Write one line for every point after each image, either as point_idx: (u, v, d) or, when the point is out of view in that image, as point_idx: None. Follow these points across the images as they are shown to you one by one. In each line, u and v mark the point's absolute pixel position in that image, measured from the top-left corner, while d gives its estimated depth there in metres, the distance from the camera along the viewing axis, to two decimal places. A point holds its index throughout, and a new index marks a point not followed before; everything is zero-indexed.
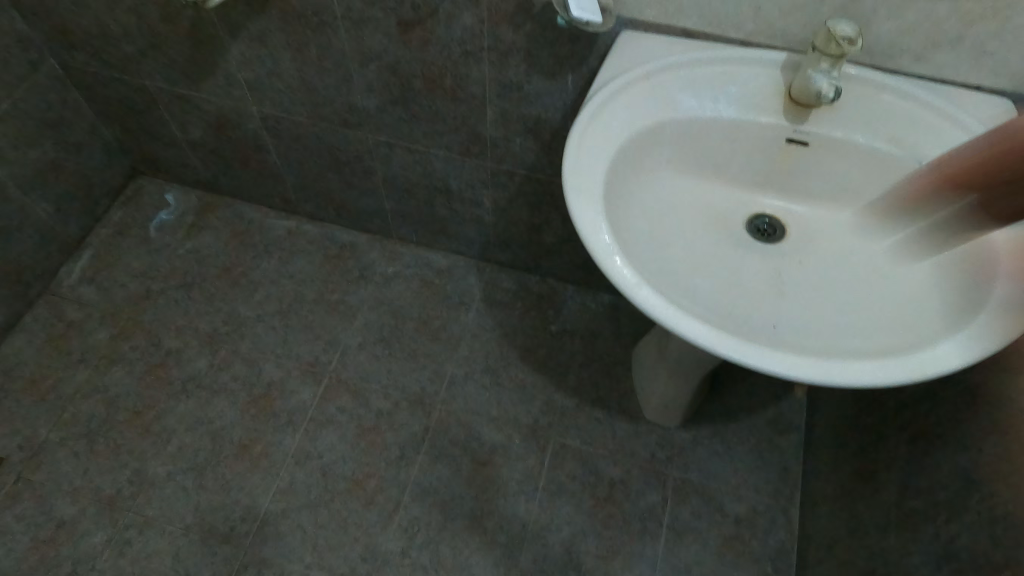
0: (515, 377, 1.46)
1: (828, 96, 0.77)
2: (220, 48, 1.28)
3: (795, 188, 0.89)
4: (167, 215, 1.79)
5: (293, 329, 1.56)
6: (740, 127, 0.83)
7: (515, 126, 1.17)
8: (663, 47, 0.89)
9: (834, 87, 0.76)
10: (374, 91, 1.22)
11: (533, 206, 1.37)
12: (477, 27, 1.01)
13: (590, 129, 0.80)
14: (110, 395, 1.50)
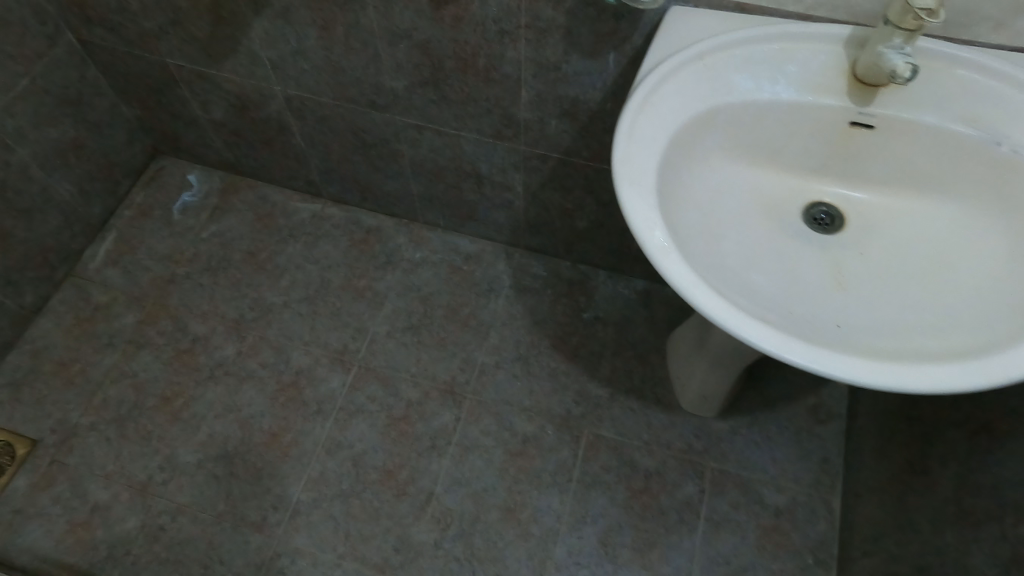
0: (547, 365, 1.43)
1: (905, 75, 0.69)
2: (242, 23, 1.22)
3: (858, 174, 0.83)
4: (191, 198, 1.74)
5: (320, 316, 1.53)
6: (800, 109, 0.77)
7: (550, 108, 1.12)
8: (715, 24, 0.83)
9: (911, 66, 0.68)
10: (404, 70, 1.17)
11: (567, 189, 1.32)
12: (514, 3, 0.95)
13: (638, 116, 0.75)
14: (139, 379, 1.48)
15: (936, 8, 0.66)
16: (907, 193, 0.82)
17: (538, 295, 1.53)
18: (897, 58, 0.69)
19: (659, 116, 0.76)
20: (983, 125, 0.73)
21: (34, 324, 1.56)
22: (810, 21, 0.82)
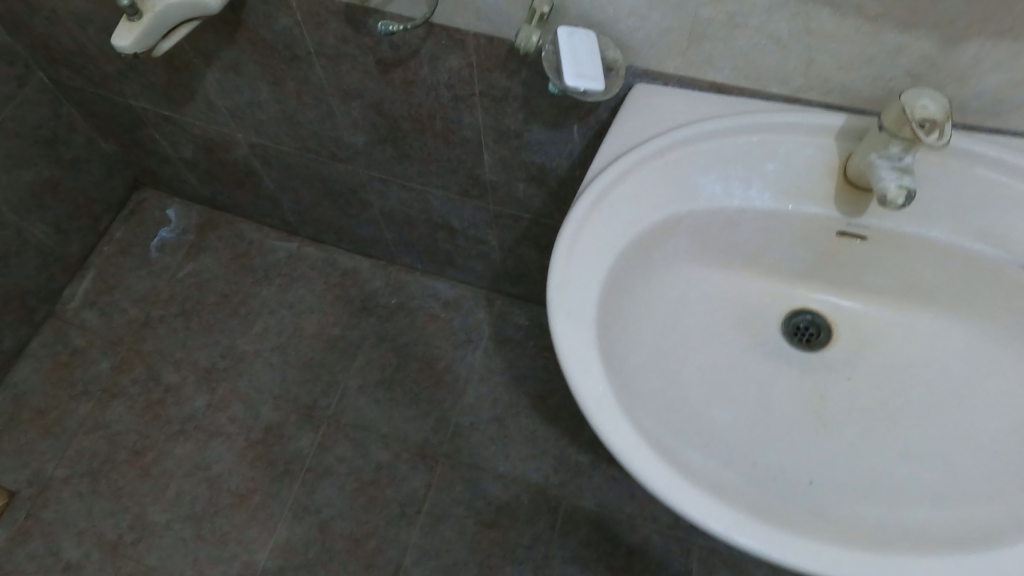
0: (525, 428, 1.35)
1: (899, 200, 0.56)
2: (193, 74, 1.13)
3: (849, 280, 0.71)
4: (168, 233, 1.65)
5: (292, 368, 1.46)
6: (778, 217, 0.66)
7: (516, 171, 1.02)
8: (683, 108, 0.72)
9: (906, 189, 0.56)
10: (362, 127, 1.08)
11: (542, 249, 1.23)
12: (465, 70, 0.85)
13: (583, 230, 0.65)
14: (112, 432, 1.41)
15: (938, 121, 0.55)
16: (908, 303, 0.70)
17: (518, 348, 1.44)
18: (888, 174, 0.58)
19: (607, 228, 0.66)
20: (1003, 240, 0.62)
21: (15, 367, 1.48)
22: (796, 104, 0.70)
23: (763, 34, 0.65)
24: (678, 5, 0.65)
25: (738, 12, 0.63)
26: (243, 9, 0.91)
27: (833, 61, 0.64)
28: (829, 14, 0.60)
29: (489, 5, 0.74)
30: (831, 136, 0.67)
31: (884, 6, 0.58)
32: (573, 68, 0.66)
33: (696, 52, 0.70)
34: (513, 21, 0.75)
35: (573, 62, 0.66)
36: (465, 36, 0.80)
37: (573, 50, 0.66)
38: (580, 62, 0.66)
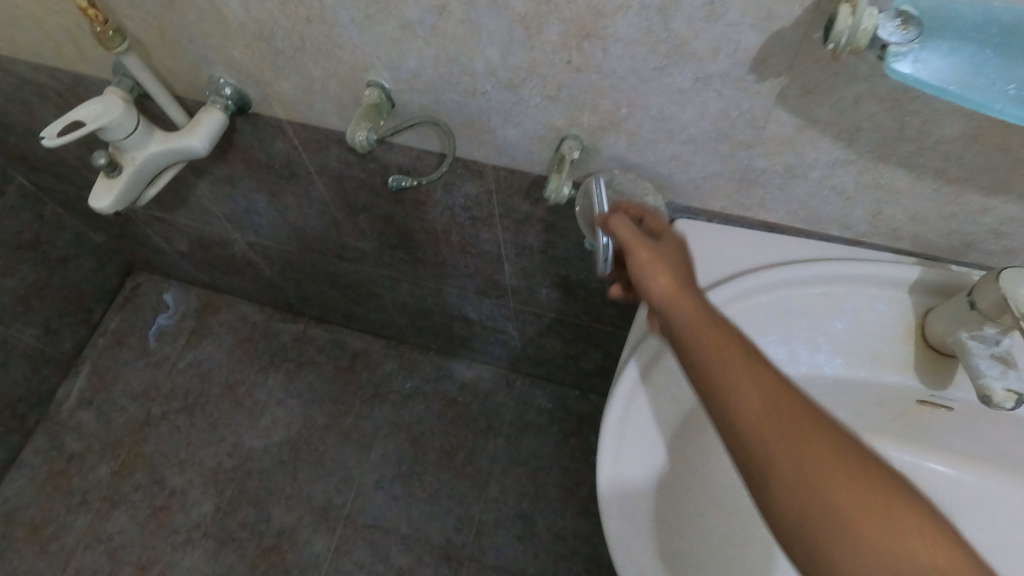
0: (553, 524, 1.28)
1: (1005, 405, 0.51)
2: (187, 184, 1.07)
3: (927, 440, 0.63)
4: (166, 319, 1.57)
5: (303, 464, 1.37)
6: (850, 384, 0.60)
7: (540, 280, 0.95)
8: (735, 249, 0.65)
9: (1014, 391, 0.51)
10: (369, 235, 1.01)
11: (568, 340, 1.13)
12: (485, 196, 0.79)
13: (634, 405, 0.59)
14: (113, 545, 1.32)
15: None
16: (999, 471, 0.61)
17: (540, 432, 1.37)
18: (989, 368, 0.52)
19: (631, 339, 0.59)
20: None
21: (8, 476, 1.39)
22: (860, 246, 0.64)
23: (826, 185, 0.57)
24: (729, 154, 0.58)
25: (796, 164, 0.56)
26: (235, 134, 0.86)
27: (902, 214, 0.58)
28: (903, 174, 0.53)
29: (510, 143, 0.68)
30: (905, 289, 0.61)
31: (967, 170, 0.51)
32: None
33: (747, 195, 0.63)
34: (538, 158, 0.68)
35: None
36: (483, 167, 0.74)
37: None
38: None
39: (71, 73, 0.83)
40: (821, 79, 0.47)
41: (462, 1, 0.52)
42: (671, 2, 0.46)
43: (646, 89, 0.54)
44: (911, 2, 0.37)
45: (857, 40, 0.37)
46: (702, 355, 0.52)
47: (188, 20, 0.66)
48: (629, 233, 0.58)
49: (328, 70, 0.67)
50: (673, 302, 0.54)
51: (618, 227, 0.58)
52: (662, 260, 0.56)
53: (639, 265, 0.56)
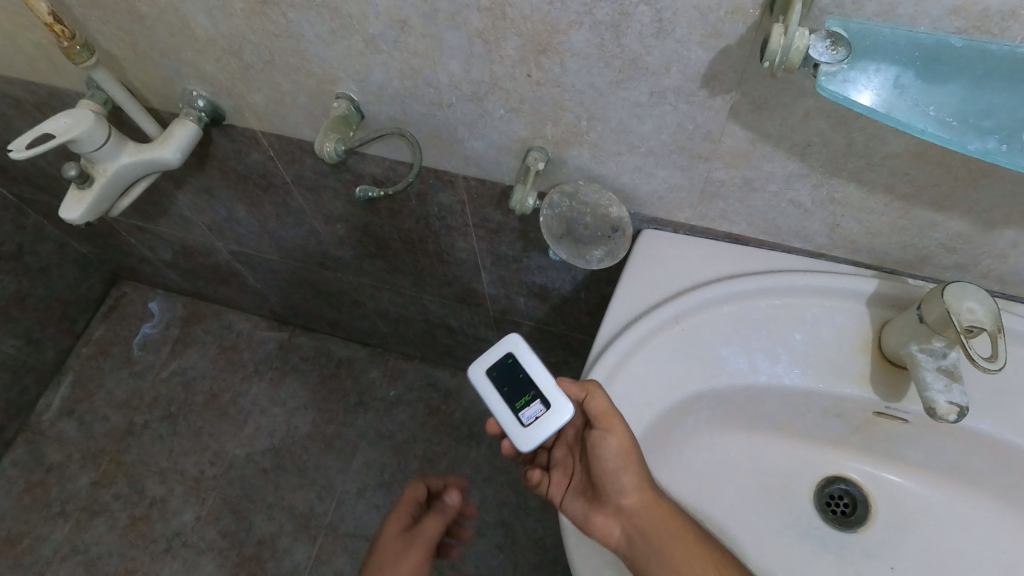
0: (534, 532, 1.28)
1: (949, 417, 0.52)
2: (167, 194, 1.07)
3: (886, 450, 0.65)
4: (151, 328, 1.57)
5: (285, 473, 1.37)
6: (809, 395, 0.61)
7: (516, 289, 0.96)
8: (698, 262, 0.66)
9: (956, 403, 0.52)
10: (347, 245, 1.02)
11: (548, 348, 1.13)
12: (457, 206, 0.80)
13: None
14: (91, 556, 1.31)
15: (987, 330, 0.49)
16: (952, 481, 0.63)
17: None
18: (934, 381, 0.53)
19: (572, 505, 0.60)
20: None
21: None
22: (822, 259, 0.64)
23: (783, 199, 0.58)
24: (689, 166, 0.59)
25: (753, 177, 0.57)
26: (211, 144, 0.87)
27: (859, 227, 0.59)
28: (855, 188, 0.54)
29: (478, 154, 0.69)
30: (862, 301, 0.62)
31: (914, 186, 0.52)
32: (534, 410, 0.57)
33: (709, 208, 0.63)
34: (506, 169, 0.69)
35: (516, 383, 0.58)
36: (454, 177, 0.74)
37: (530, 359, 0.58)
38: (513, 350, 0.58)
39: (48, 86, 0.84)
40: (769, 95, 0.48)
41: (421, 17, 0.53)
42: (622, 20, 0.47)
43: (605, 103, 0.55)
44: (842, 25, 0.40)
45: (790, 58, 0.40)
46: (659, 534, 0.58)
47: (159, 34, 0.67)
48: (609, 409, 0.56)
49: (297, 83, 0.67)
50: (641, 493, 0.58)
51: (598, 400, 0.56)
52: (636, 444, 0.58)
53: (617, 447, 0.57)
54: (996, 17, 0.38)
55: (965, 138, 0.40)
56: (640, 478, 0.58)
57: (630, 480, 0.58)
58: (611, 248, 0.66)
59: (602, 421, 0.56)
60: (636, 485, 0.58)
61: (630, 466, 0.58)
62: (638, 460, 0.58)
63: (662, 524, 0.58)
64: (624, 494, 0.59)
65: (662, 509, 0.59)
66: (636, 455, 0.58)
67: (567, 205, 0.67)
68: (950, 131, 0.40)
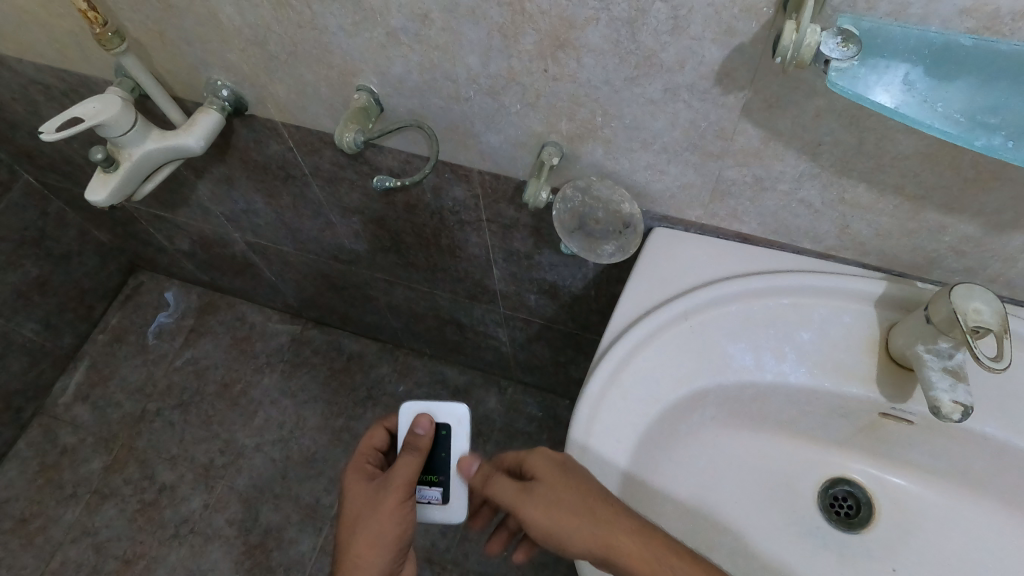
0: None
1: (953, 417, 0.52)
2: (187, 183, 1.10)
3: (891, 453, 0.65)
4: (166, 318, 1.60)
5: (293, 464, 1.39)
6: (814, 393, 0.61)
7: (527, 286, 0.97)
8: (707, 259, 0.67)
9: (961, 403, 0.52)
10: (362, 237, 1.03)
11: (557, 347, 1.14)
12: (471, 200, 0.81)
13: (602, 406, 0.60)
14: (100, 539, 1.33)
15: (993, 330, 0.49)
16: (958, 486, 0.63)
17: (529, 440, 1.37)
18: (939, 381, 0.54)
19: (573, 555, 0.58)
20: None
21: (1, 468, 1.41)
22: (831, 260, 0.65)
23: (793, 198, 0.59)
24: (701, 165, 0.59)
25: (764, 176, 0.58)
26: (232, 135, 0.89)
27: (868, 228, 0.59)
28: (865, 189, 0.55)
29: (493, 149, 0.70)
30: (871, 303, 0.62)
31: (923, 188, 0.53)
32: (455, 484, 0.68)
33: (720, 207, 0.64)
34: (520, 164, 0.70)
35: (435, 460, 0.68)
36: (469, 172, 0.76)
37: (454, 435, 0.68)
38: (452, 423, 0.68)
39: (77, 75, 0.86)
40: (781, 93, 0.49)
41: (442, 11, 0.54)
42: (638, 16, 0.48)
43: (620, 100, 0.56)
44: (853, 23, 0.42)
45: (802, 55, 0.41)
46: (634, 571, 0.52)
47: (186, 24, 0.69)
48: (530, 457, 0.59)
49: (319, 74, 0.69)
50: (589, 547, 0.53)
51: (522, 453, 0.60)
52: (558, 509, 0.55)
53: (540, 530, 0.56)
54: (1006, 19, 0.39)
55: (971, 135, 0.41)
56: (582, 532, 0.53)
57: (572, 542, 0.54)
58: (622, 243, 0.67)
59: (518, 515, 0.58)
60: (581, 541, 0.54)
61: (563, 534, 0.55)
62: (567, 521, 0.54)
63: (632, 562, 0.52)
64: (578, 553, 0.55)
65: (629, 546, 0.52)
66: (563, 519, 0.54)
67: (580, 199, 0.68)
68: (957, 128, 0.41)
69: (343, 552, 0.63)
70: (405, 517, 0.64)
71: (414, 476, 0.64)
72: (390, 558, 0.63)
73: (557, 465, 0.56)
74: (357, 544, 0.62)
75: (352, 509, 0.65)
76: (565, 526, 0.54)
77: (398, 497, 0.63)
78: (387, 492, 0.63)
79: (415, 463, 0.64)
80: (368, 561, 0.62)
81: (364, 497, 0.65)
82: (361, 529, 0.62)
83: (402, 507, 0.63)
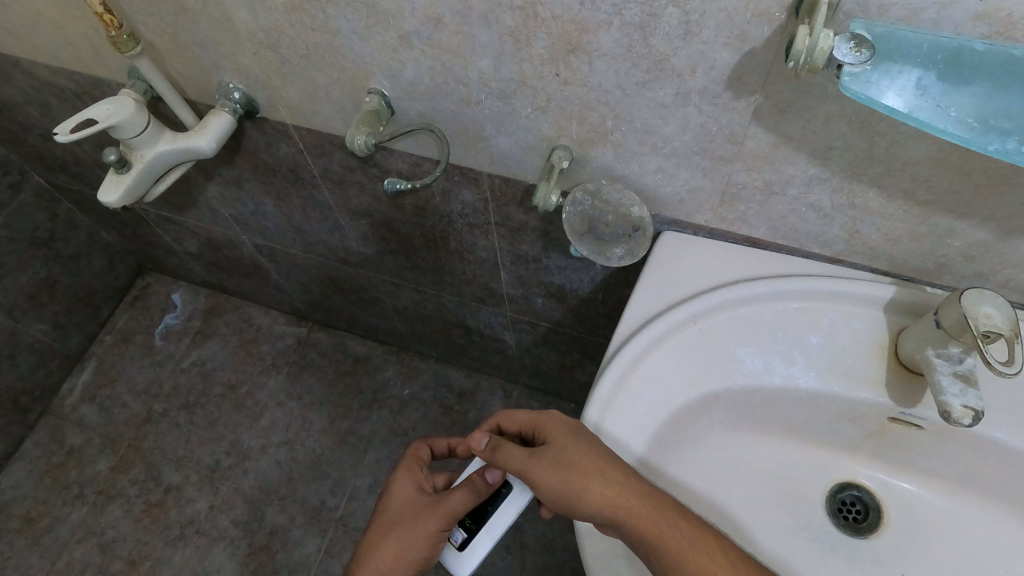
0: (542, 537, 1.24)
1: (964, 421, 0.52)
2: (197, 186, 1.10)
3: (900, 458, 0.65)
4: (173, 319, 1.60)
5: (298, 466, 1.39)
6: (823, 397, 0.61)
7: (534, 289, 0.97)
8: (716, 263, 0.67)
9: (972, 407, 0.52)
10: (370, 240, 1.04)
11: (563, 351, 1.14)
12: (480, 204, 0.81)
13: (611, 409, 0.60)
14: (105, 539, 1.33)
15: (1004, 335, 0.49)
16: (968, 492, 0.63)
17: None
18: (950, 386, 0.54)
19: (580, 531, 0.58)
20: None
21: (7, 468, 1.41)
22: (841, 265, 0.65)
23: (803, 203, 0.59)
24: (711, 169, 0.60)
25: (774, 180, 0.58)
26: (243, 137, 0.89)
27: (878, 233, 0.59)
28: (875, 194, 0.55)
29: (504, 152, 0.70)
30: (880, 308, 0.62)
31: (934, 193, 0.53)
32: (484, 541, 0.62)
33: (730, 211, 0.64)
34: (530, 167, 0.71)
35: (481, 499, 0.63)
36: (479, 175, 0.76)
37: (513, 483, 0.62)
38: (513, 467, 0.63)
39: (90, 77, 0.87)
40: (792, 98, 0.49)
41: (455, 15, 0.55)
42: (650, 20, 0.48)
43: (631, 104, 0.56)
44: (865, 28, 0.42)
45: (815, 59, 0.41)
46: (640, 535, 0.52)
47: (200, 27, 0.69)
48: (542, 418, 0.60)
49: (331, 77, 0.69)
50: (596, 506, 0.54)
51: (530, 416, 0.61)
52: (569, 467, 0.55)
53: (548, 491, 0.56)
54: (1018, 24, 0.39)
55: (984, 140, 0.41)
56: (590, 490, 0.54)
57: (580, 502, 0.54)
58: (631, 247, 0.68)
59: (526, 476, 0.58)
60: (588, 499, 0.54)
61: (571, 493, 0.55)
62: (577, 480, 0.54)
63: (638, 522, 0.52)
64: (586, 515, 0.55)
65: (635, 506, 0.53)
66: (572, 477, 0.55)
67: (590, 203, 0.68)
68: (969, 132, 0.41)
69: (373, 549, 0.66)
70: (435, 546, 0.64)
71: (457, 514, 0.63)
72: (410, 575, 0.65)
73: (567, 427, 0.57)
74: (388, 550, 0.65)
75: (395, 512, 0.67)
76: (573, 485, 0.55)
77: (434, 525, 0.63)
78: (427, 516, 0.64)
79: (463, 501, 0.62)
80: (389, 569, 0.64)
81: (409, 509, 0.66)
82: (395, 538, 0.65)
83: (435, 536, 0.63)
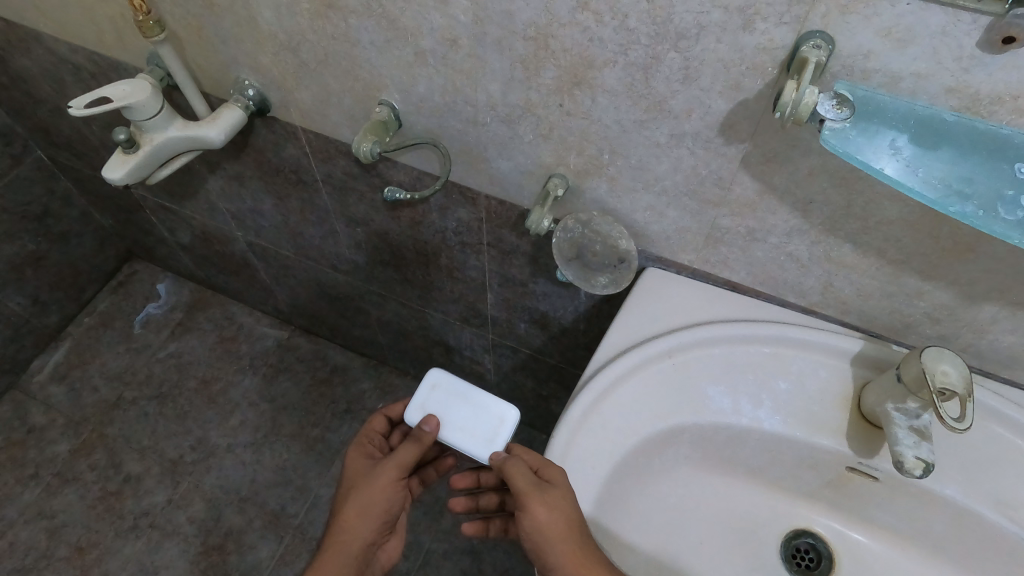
0: (499, 565, 1.23)
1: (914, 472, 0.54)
2: (198, 177, 1.12)
3: (857, 510, 0.66)
4: (155, 308, 1.60)
5: (263, 468, 1.37)
6: (786, 442, 0.63)
7: (519, 313, 0.98)
8: (697, 303, 0.69)
9: (925, 460, 0.54)
10: (363, 249, 1.05)
11: (540, 379, 1.15)
12: (475, 223, 0.84)
13: (580, 435, 0.61)
14: (55, 523, 1.30)
15: (959, 394, 0.52)
16: (920, 551, 0.64)
17: None
18: (905, 437, 0.56)
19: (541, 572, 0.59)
20: (1018, 513, 0.57)
21: None
22: (813, 316, 0.67)
23: (782, 251, 0.62)
24: (699, 211, 0.62)
25: (757, 228, 0.61)
26: (252, 134, 0.91)
27: (851, 287, 0.62)
28: (850, 250, 0.58)
29: (503, 174, 0.73)
30: (848, 360, 0.65)
31: (904, 253, 0.56)
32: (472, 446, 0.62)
33: (713, 252, 0.67)
34: (526, 192, 0.73)
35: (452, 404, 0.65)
36: (476, 195, 0.79)
37: (467, 387, 0.64)
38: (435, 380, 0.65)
39: (110, 60, 0.89)
40: (779, 149, 0.52)
41: (471, 38, 0.58)
42: (652, 63, 0.51)
43: (628, 140, 0.59)
44: (848, 89, 0.45)
45: (800, 111, 0.44)
46: None
47: (225, 23, 0.72)
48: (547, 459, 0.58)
49: (346, 85, 0.72)
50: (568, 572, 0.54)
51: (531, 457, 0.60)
52: (560, 522, 0.54)
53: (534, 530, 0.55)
54: (986, 101, 0.42)
55: (946, 202, 0.44)
56: (568, 554, 0.54)
57: (553, 558, 0.54)
58: (615, 277, 0.70)
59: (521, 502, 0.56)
60: (563, 562, 0.54)
61: (551, 549, 0.54)
62: (559, 533, 0.54)
63: None
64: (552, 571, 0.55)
65: None
66: (553, 528, 0.54)
67: (580, 231, 0.70)
68: (934, 193, 0.44)
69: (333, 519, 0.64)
70: (394, 496, 0.64)
71: (408, 462, 0.64)
72: (377, 530, 0.64)
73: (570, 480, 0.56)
74: (348, 509, 0.63)
75: (347, 481, 0.66)
76: (557, 540, 0.54)
77: (389, 476, 0.64)
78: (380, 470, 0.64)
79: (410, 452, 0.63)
80: (353, 528, 0.63)
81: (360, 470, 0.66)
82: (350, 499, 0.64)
83: (394, 486, 0.64)
